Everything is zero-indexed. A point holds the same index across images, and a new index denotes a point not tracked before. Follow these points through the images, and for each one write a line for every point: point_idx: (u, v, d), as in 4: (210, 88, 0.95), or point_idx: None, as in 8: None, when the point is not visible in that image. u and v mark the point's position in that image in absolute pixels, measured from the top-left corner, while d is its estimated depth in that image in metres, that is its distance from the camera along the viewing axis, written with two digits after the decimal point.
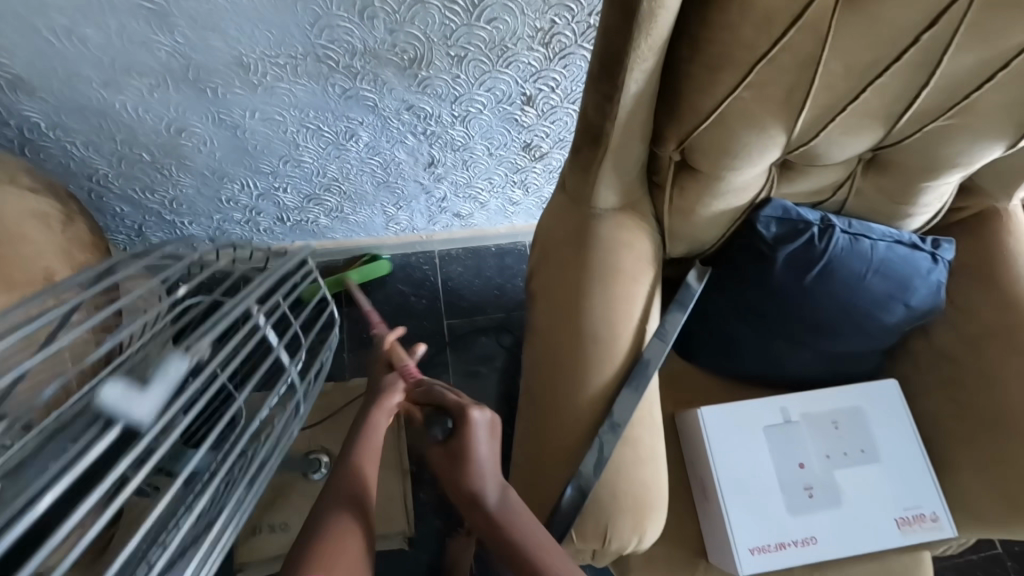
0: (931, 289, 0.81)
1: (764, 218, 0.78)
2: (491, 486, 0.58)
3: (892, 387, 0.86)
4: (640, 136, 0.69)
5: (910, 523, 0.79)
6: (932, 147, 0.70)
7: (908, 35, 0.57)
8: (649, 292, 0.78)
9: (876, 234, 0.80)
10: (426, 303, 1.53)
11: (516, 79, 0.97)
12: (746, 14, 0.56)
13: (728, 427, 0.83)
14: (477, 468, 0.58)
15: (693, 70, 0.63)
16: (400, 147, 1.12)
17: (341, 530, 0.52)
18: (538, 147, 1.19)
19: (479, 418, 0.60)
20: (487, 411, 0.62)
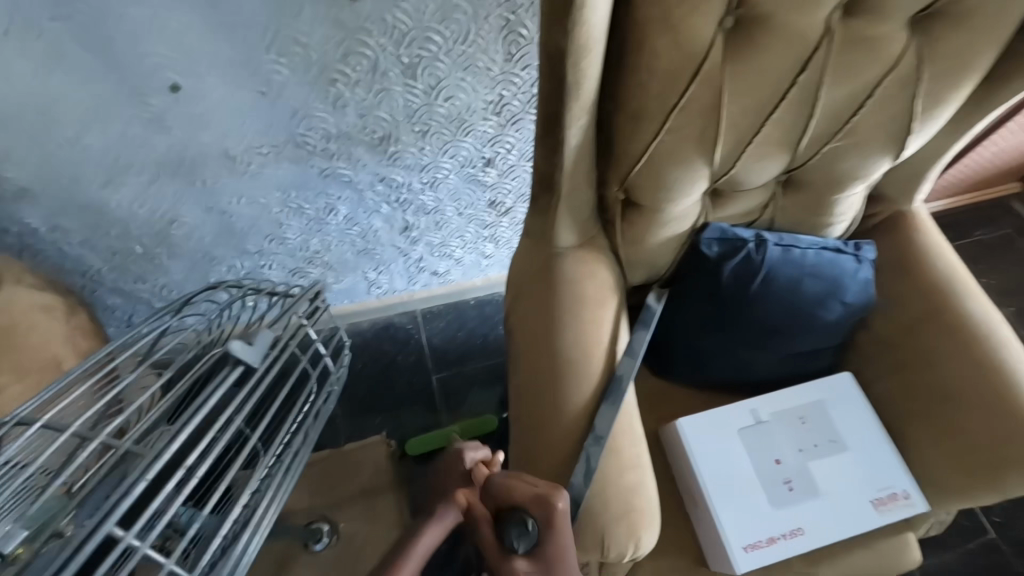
0: (860, 286, 0.92)
1: (706, 240, 0.89)
2: (578, 573, 0.56)
3: (847, 379, 0.95)
4: (586, 182, 0.80)
5: (884, 503, 0.86)
6: (832, 166, 0.83)
7: (786, 78, 0.71)
8: (615, 316, 0.86)
9: (804, 243, 0.91)
10: (412, 360, 1.59)
11: (475, 146, 1.09)
12: (656, 74, 0.69)
13: (706, 433, 0.89)
14: (564, 564, 0.55)
15: (622, 122, 0.75)
16: (376, 216, 1.21)
17: None
18: (502, 203, 1.30)
19: (565, 514, 0.57)
20: (560, 499, 0.58)
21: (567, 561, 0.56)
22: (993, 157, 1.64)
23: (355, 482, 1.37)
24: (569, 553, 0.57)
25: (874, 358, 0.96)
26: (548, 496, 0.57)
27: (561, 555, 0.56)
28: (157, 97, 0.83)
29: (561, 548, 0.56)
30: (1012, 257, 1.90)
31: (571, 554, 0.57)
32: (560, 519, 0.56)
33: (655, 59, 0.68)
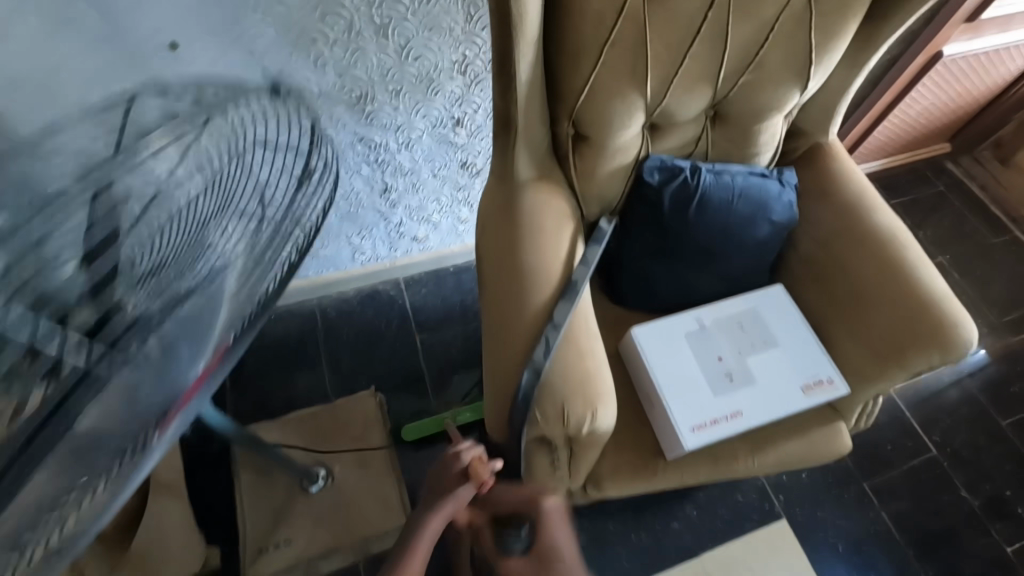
0: (784, 206, 1.06)
1: (648, 168, 1.01)
2: None
3: (778, 290, 1.08)
4: (539, 116, 0.92)
5: (812, 388, 0.98)
6: (750, 99, 0.97)
7: (698, 14, 0.85)
8: (570, 236, 0.98)
9: (733, 170, 1.04)
10: (396, 323, 1.69)
11: (444, 105, 1.21)
12: (588, 15, 0.82)
13: (657, 338, 1.02)
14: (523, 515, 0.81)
15: (565, 60, 0.87)
16: (357, 176, 1.32)
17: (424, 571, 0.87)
18: (474, 164, 1.42)
19: (550, 505, 0.99)
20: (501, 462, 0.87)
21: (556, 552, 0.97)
22: (919, 116, 1.81)
23: (348, 432, 1.46)
24: (553, 534, 0.99)
25: (802, 272, 1.10)
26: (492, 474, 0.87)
27: (548, 553, 0.97)
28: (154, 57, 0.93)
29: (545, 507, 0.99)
30: (947, 210, 2.07)
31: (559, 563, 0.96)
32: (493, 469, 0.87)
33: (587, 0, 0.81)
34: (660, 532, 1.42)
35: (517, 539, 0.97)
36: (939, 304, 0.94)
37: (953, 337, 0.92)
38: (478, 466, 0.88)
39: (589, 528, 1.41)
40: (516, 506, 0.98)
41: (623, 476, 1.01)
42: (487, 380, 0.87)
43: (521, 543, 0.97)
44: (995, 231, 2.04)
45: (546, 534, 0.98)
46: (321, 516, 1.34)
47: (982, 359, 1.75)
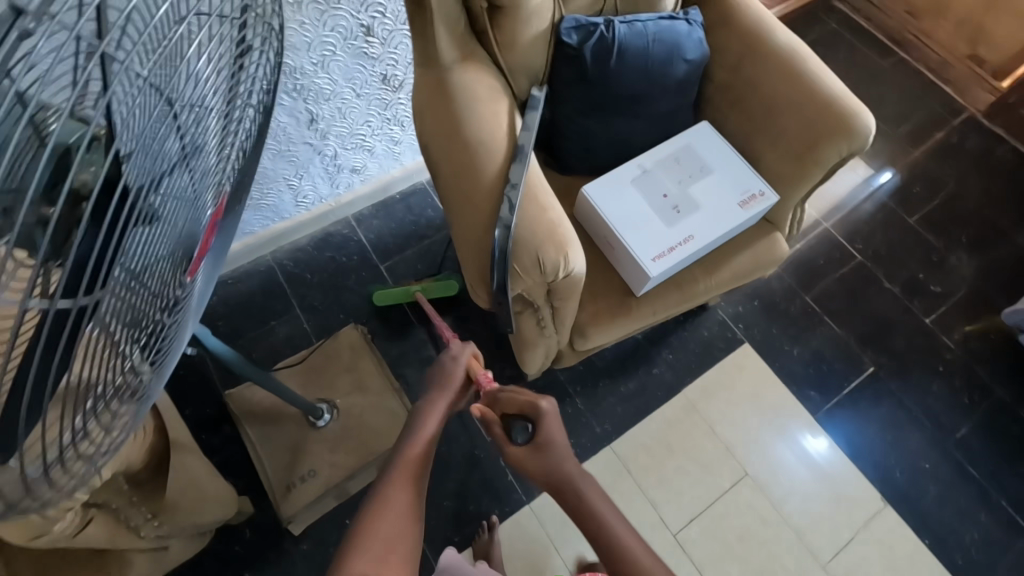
0: (696, 43, 1.13)
1: (565, 30, 1.05)
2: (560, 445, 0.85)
3: (705, 126, 1.16)
4: None
5: (748, 201, 1.10)
6: None
7: None
8: (508, 108, 1.02)
9: (644, 18, 1.10)
10: (357, 258, 1.70)
11: (351, 13, 1.19)
12: None
13: (607, 190, 1.09)
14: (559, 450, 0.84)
15: None
16: (280, 110, 1.29)
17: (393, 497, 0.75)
18: (394, 76, 1.40)
19: (547, 407, 0.86)
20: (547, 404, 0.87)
21: (553, 447, 0.84)
22: None
23: (341, 366, 1.50)
24: (556, 437, 0.85)
25: (721, 104, 1.19)
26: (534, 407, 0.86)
27: (551, 444, 0.84)
28: None
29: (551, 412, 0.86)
30: (839, 45, 2.20)
31: (551, 452, 0.84)
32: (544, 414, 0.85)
33: None
34: (644, 379, 1.58)
35: (521, 432, 0.87)
36: (841, 99, 1.05)
37: (855, 126, 1.04)
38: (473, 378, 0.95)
39: (583, 392, 1.55)
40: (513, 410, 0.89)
41: (602, 320, 1.12)
42: (462, 251, 0.93)
43: (526, 435, 0.87)
44: (883, 56, 2.19)
45: (551, 435, 0.85)
46: (337, 443, 1.41)
47: (887, 175, 1.95)
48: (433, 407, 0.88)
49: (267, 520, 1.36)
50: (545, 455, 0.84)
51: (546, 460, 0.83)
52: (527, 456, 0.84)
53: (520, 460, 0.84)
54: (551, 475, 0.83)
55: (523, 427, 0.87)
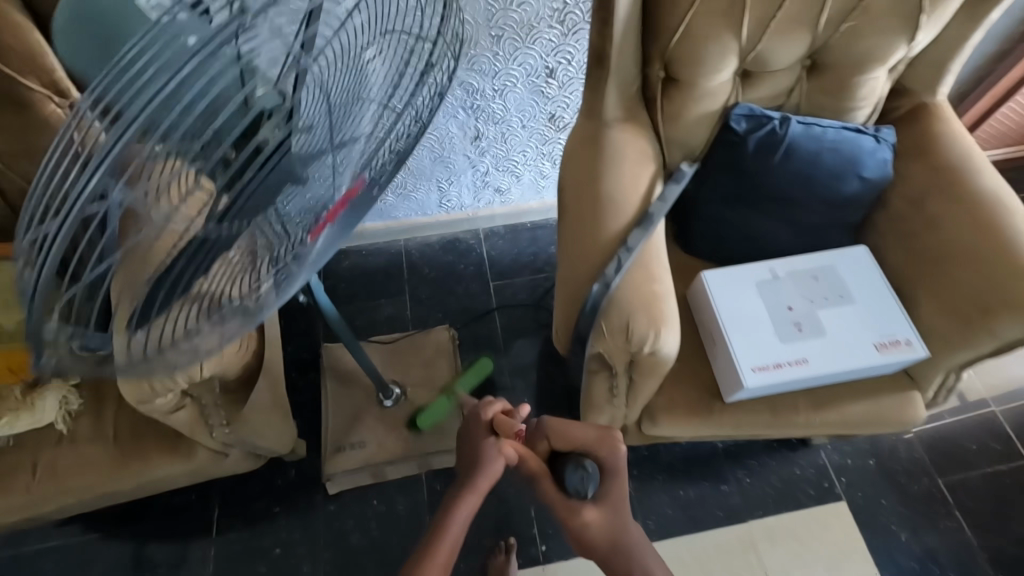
0: (878, 164, 1.04)
1: (735, 116, 1.03)
2: (619, 492, 0.85)
3: (861, 251, 1.06)
4: (631, 58, 0.98)
5: (886, 346, 0.97)
6: (852, 45, 0.96)
7: None
8: (651, 176, 1.03)
9: (826, 124, 1.04)
10: (472, 268, 1.80)
11: (540, 55, 1.28)
12: None
13: (726, 283, 1.04)
14: (616, 496, 0.85)
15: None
16: (453, 121, 1.43)
17: (438, 551, 0.80)
18: (560, 118, 1.48)
19: (619, 449, 0.88)
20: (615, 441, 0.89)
21: (612, 506, 0.84)
22: None
23: (422, 360, 1.59)
24: (616, 485, 0.86)
25: (889, 234, 1.07)
26: (603, 442, 0.89)
27: (610, 500, 0.84)
28: None
29: (610, 459, 0.87)
30: None
31: (610, 513, 0.83)
32: (617, 458, 0.87)
33: None
34: (708, 491, 1.44)
35: (586, 476, 0.83)
36: None
37: None
38: (503, 420, 0.94)
39: (637, 477, 1.45)
40: (580, 442, 0.89)
41: (677, 412, 1.05)
42: (559, 293, 0.95)
43: (590, 484, 0.83)
44: None
45: (616, 482, 0.86)
46: (393, 426, 1.49)
47: None
48: (464, 499, 0.84)
49: (311, 469, 1.47)
50: (604, 516, 0.83)
51: (610, 513, 0.83)
52: (595, 516, 0.83)
53: (585, 526, 0.83)
54: (612, 532, 0.82)
55: (582, 465, 0.84)
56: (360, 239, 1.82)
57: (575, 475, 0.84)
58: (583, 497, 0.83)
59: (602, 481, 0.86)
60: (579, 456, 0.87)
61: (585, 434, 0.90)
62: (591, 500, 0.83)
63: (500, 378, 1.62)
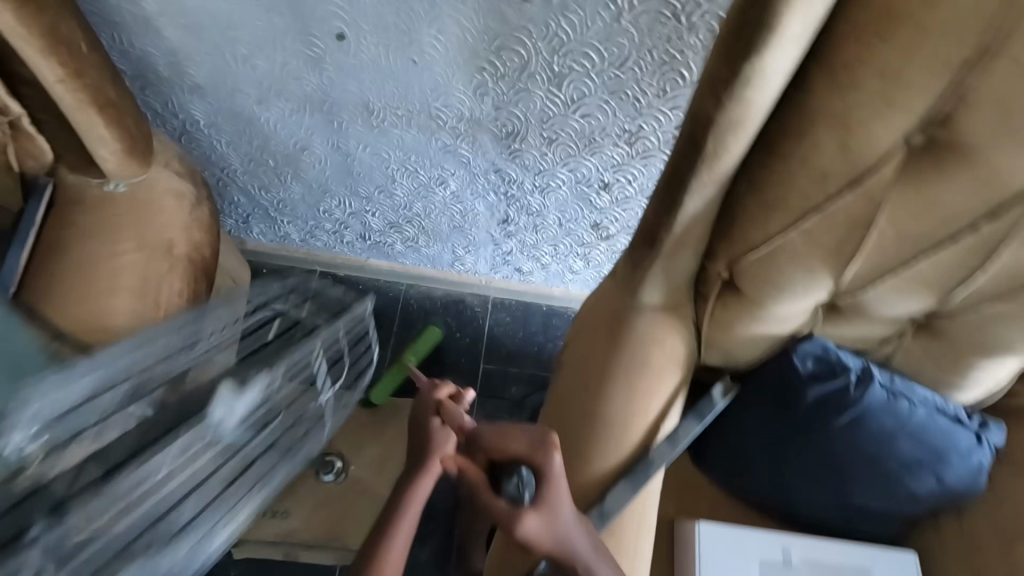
0: (969, 469, 0.78)
1: (802, 352, 0.80)
2: (565, 515, 0.63)
3: (909, 562, 0.82)
4: (690, 251, 0.75)
5: None
6: (991, 328, 0.70)
7: (951, 224, 0.61)
8: (672, 393, 0.81)
9: (917, 396, 0.78)
10: (467, 341, 1.58)
11: (597, 167, 1.05)
12: (803, 169, 0.61)
13: (726, 551, 0.81)
14: (560, 508, 0.63)
15: (749, 206, 0.67)
16: (481, 200, 1.22)
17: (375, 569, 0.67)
18: (605, 228, 1.26)
19: (558, 445, 0.65)
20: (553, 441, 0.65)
21: (556, 514, 0.62)
22: None
23: (377, 436, 1.42)
24: (562, 501, 0.63)
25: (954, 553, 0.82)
26: (541, 443, 0.64)
27: (554, 508, 0.62)
28: (322, 40, 0.85)
29: (549, 465, 0.63)
30: None
31: (555, 526, 0.62)
32: (551, 472, 0.63)
33: (810, 152, 0.60)
34: None
35: (513, 486, 0.64)
36: None
37: None
38: (450, 406, 0.71)
39: None
40: (513, 453, 0.64)
41: None
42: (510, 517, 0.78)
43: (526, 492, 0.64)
44: None
45: (557, 487, 0.63)
46: (324, 503, 1.34)
47: None
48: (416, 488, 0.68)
49: None
50: (548, 535, 0.62)
51: (557, 526, 0.62)
52: (536, 532, 0.61)
53: (521, 539, 0.61)
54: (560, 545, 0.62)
55: (520, 476, 0.64)
56: (361, 272, 1.60)
57: (505, 489, 0.64)
58: (514, 511, 0.61)
59: (544, 491, 0.62)
60: (513, 473, 0.65)
61: (520, 428, 0.66)
62: (530, 512, 0.61)
63: None
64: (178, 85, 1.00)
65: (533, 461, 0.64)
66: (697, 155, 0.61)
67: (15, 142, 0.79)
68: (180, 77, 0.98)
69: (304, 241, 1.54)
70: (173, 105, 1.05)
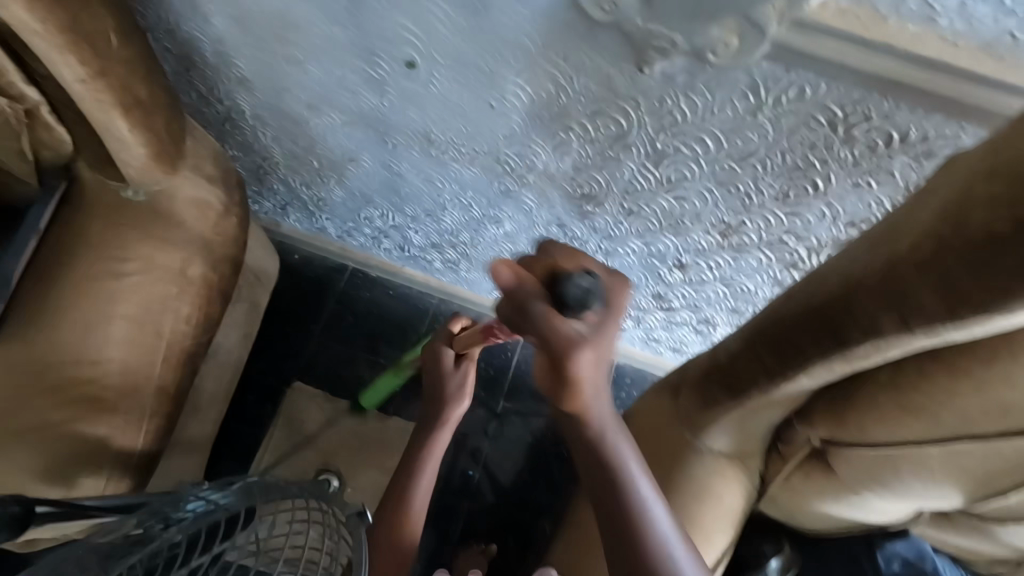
0: None
1: (889, 551, 0.76)
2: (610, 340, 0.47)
3: None
4: (780, 407, 0.63)
5: None
6: None
7: None
8: (719, 550, 0.72)
9: None
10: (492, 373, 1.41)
11: (676, 247, 0.90)
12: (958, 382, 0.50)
13: None
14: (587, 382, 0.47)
15: (868, 392, 0.57)
16: (535, 246, 1.09)
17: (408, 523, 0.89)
18: (668, 301, 1.11)
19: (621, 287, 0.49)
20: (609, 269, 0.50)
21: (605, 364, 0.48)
22: None
23: (378, 460, 1.34)
24: (612, 328, 0.47)
25: None
26: (610, 276, 0.49)
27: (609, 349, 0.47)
28: (388, 65, 0.72)
29: (618, 294, 0.48)
30: None
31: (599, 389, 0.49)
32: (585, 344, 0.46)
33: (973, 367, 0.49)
34: None
35: (579, 288, 0.46)
36: None
37: None
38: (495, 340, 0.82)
39: None
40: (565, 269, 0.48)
41: None
42: None
43: (590, 300, 0.46)
44: None
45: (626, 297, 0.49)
46: None
47: None
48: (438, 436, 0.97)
49: None
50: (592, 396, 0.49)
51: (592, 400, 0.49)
52: (585, 372, 0.47)
53: (565, 370, 0.46)
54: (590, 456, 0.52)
55: (585, 280, 0.47)
56: (393, 278, 1.48)
57: (566, 285, 0.46)
58: (570, 325, 0.46)
59: (605, 316, 0.47)
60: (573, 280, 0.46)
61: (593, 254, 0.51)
62: (586, 337, 0.46)
63: (446, 532, 1.25)
64: (224, 76, 0.88)
65: (604, 286, 0.48)
66: (828, 340, 0.51)
67: (31, 131, 0.70)
68: (227, 68, 0.85)
69: (339, 238, 1.44)
70: (218, 93, 0.93)
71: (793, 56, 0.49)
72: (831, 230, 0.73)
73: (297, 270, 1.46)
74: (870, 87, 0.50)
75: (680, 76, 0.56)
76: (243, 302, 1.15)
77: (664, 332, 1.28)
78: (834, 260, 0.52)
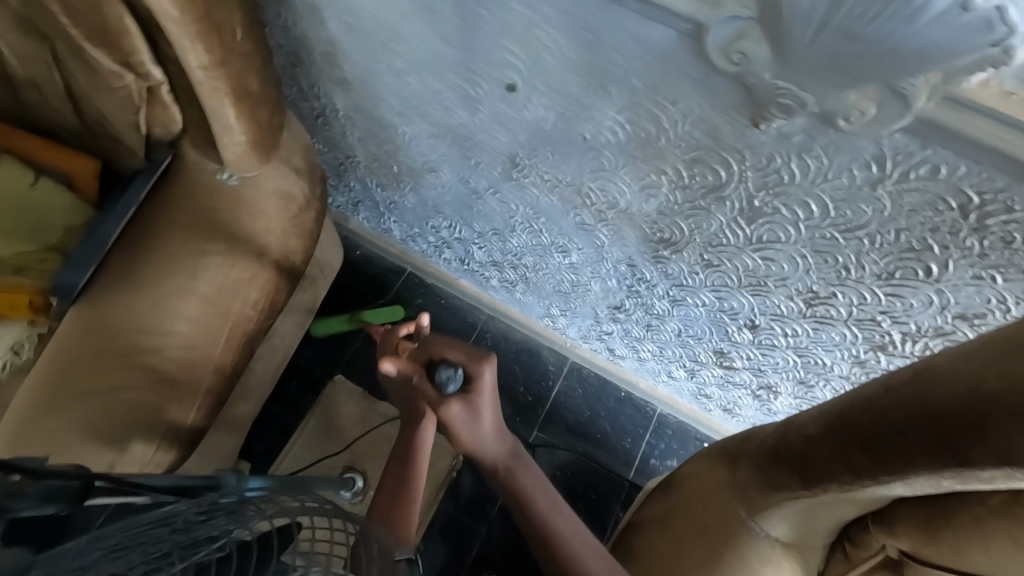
0: None
1: None
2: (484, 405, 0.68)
3: None
4: (858, 505, 0.60)
5: None
6: None
7: None
8: None
9: None
10: (530, 400, 1.41)
11: (751, 307, 0.85)
12: None
13: None
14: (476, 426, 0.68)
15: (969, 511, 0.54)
16: (598, 282, 1.06)
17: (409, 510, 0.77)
18: (729, 359, 1.05)
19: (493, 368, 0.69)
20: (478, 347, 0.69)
21: (482, 417, 0.68)
22: None
23: None
24: (487, 406, 0.68)
25: None
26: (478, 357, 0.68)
27: (479, 408, 0.68)
28: (487, 86, 0.72)
29: (481, 378, 0.68)
30: None
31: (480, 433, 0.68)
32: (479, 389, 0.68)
33: None
34: None
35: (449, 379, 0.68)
36: None
37: None
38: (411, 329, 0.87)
39: None
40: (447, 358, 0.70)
41: None
42: None
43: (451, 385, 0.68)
44: None
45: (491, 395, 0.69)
46: None
47: None
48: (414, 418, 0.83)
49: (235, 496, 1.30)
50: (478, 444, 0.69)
51: (480, 426, 0.68)
52: (459, 426, 0.68)
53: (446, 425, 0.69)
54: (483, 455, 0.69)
55: (450, 373, 0.68)
56: (447, 288, 1.48)
57: (438, 375, 0.68)
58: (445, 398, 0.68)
59: (470, 396, 0.68)
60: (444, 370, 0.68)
61: (465, 345, 0.70)
62: (457, 405, 0.67)
63: (465, 554, 1.22)
64: (328, 76, 0.91)
65: (469, 371, 0.68)
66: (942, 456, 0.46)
67: (149, 108, 0.74)
68: (332, 69, 0.88)
69: (402, 242, 1.46)
70: (317, 91, 0.97)
71: (935, 133, 0.45)
72: (933, 317, 0.68)
73: (357, 267, 1.49)
74: (1020, 178, 0.45)
75: (797, 136, 0.53)
76: (304, 290, 1.17)
77: (718, 390, 1.22)
78: (946, 362, 0.47)
